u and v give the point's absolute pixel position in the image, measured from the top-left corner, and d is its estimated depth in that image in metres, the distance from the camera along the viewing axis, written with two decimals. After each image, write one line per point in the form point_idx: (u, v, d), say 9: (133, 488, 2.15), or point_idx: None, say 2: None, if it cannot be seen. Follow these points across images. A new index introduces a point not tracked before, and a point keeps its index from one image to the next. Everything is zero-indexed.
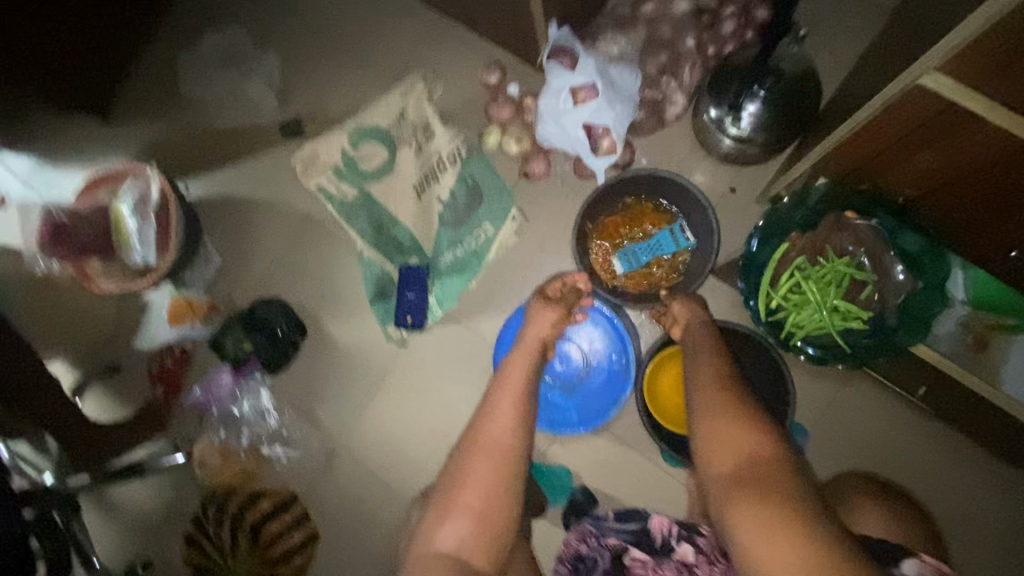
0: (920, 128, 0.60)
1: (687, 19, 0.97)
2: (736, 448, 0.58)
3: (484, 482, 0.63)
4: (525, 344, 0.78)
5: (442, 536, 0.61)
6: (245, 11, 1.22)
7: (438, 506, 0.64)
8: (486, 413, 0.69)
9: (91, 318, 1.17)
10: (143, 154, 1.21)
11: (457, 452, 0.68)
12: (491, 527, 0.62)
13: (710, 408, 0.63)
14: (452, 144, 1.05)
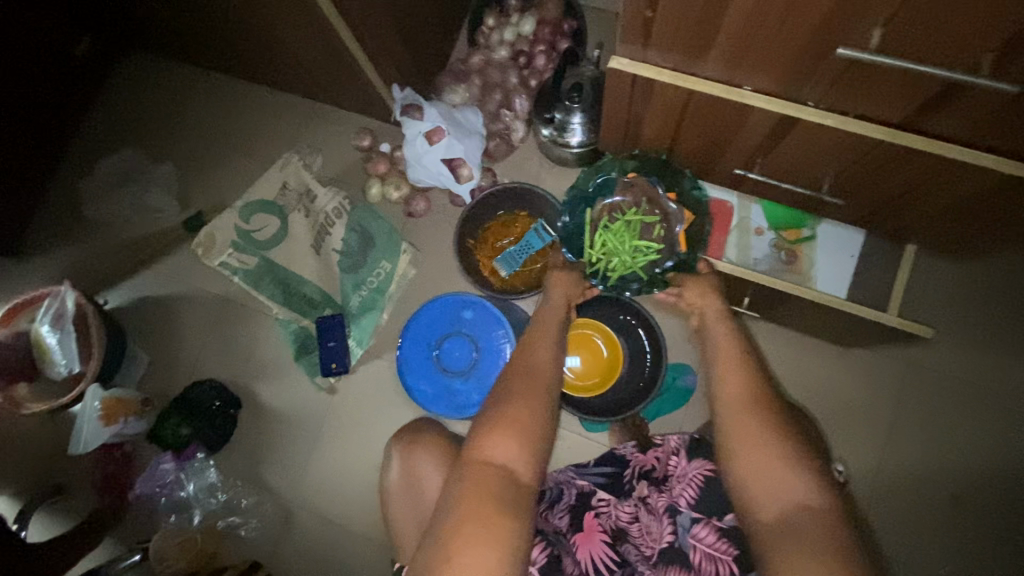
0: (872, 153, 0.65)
1: (508, 63, 1.17)
2: (781, 478, 0.64)
3: (527, 396, 0.71)
4: (555, 290, 0.88)
5: (492, 445, 0.66)
6: (138, 134, 1.36)
7: (488, 418, 0.69)
8: (525, 353, 0.78)
9: (32, 443, 1.21)
10: (59, 280, 1.29)
11: (508, 375, 0.75)
12: (530, 440, 0.68)
13: (743, 415, 0.69)
14: (335, 201, 1.19)
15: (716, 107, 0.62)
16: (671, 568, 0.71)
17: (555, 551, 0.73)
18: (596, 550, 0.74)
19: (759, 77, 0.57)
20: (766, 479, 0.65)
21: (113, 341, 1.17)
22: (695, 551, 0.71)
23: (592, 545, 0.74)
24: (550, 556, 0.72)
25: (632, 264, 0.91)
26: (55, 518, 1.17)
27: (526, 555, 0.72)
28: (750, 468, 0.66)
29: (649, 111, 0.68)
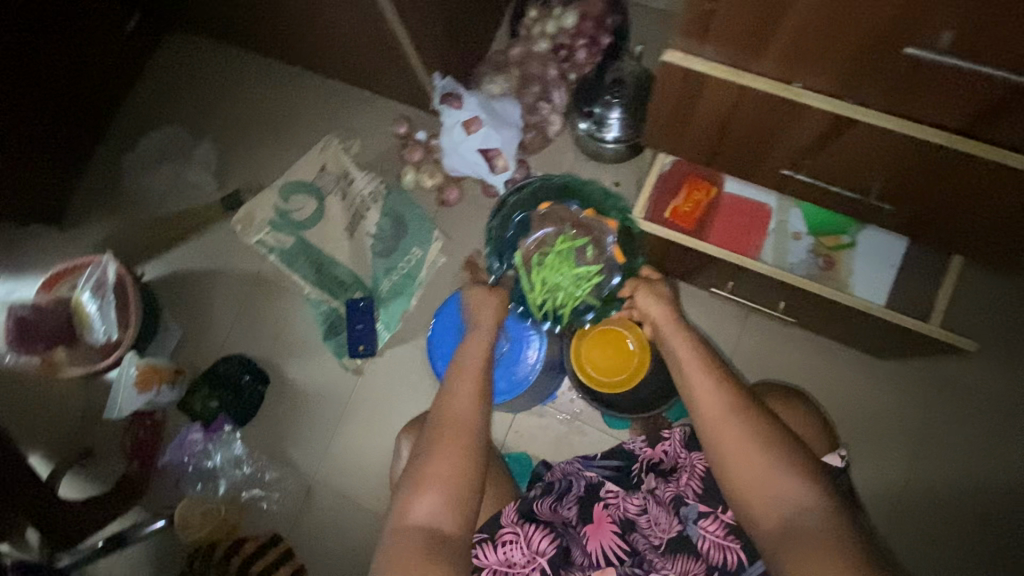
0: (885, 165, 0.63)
1: (548, 55, 1.17)
2: (775, 483, 0.65)
3: (450, 452, 0.71)
4: (478, 326, 0.86)
5: (415, 507, 0.69)
6: (181, 111, 1.39)
7: (411, 477, 0.71)
8: (449, 394, 0.77)
9: (66, 407, 1.25)
10: (100, 250, 1.32)
11: (430, 425, 0.75)
12: (455, 489, 0.69)
13: (729, 424, 0.69)
14: (372, 186, 1.22)
15: (768, 105, 0.62)
16: (679, 556, 0.72)
17: (565, 543, 0.74)
18: (606, 541, 0.74)
19: (816, 75, 0.56)
20: (762, 484, 0.66)
21: (149, 312, 1.21)
22: (704, 540, 0.72)
23: (602, 537, 0.74)
24: (559, 547, 0.73)
25: (579, 292, 0.93)
26: (88, 479, 1.21)
27: (536, 547, 0.73)
28: (742, 473, 0.67)
29: (696, 109, 0.67)
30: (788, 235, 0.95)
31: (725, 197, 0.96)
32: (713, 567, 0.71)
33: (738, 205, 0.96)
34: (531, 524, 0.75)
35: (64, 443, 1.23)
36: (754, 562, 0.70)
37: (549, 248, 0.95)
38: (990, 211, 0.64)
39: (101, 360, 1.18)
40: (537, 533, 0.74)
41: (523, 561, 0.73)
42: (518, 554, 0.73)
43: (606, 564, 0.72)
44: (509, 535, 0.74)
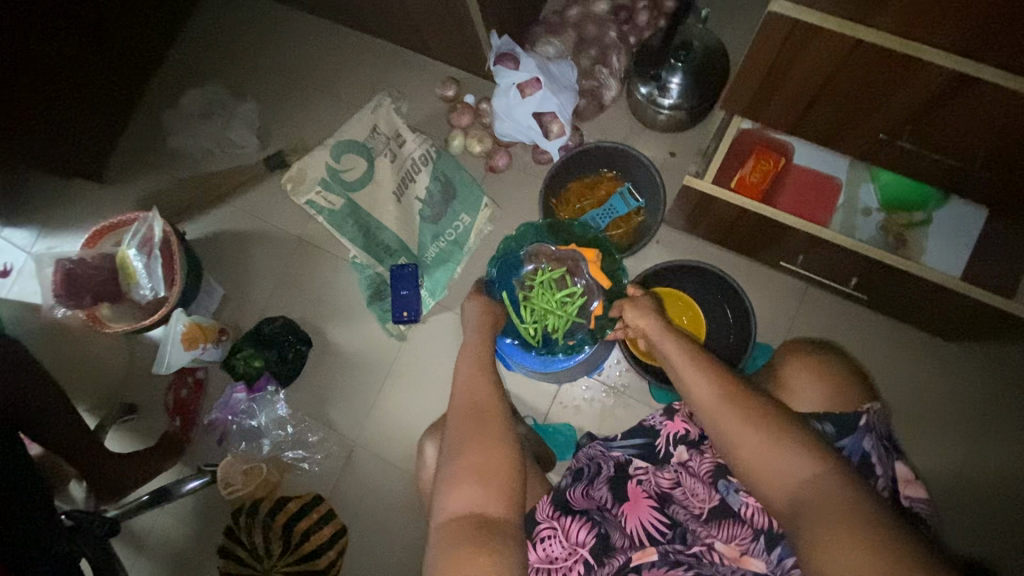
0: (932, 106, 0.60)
1: (607, 17, 1.12)
2: (785, 464, 0.59)
3: (481, 441, 0.69)
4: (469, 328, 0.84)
5: (456, 498, 0.66)
6: (224, 68, 1.36)
7: (448, 471, 0.68)
8: (459, 392, 0.75)
9: (110, 363, 1.25)
10: (142, 208, 1.31)
11: (450, 424, 0.72)
12: (495, 473, 0.67)
13: (723, 415, 0.62)
14: (422, 148, 1.17)
15: (877, 62, 0.58)
16: (724, 524, 0.70)
17: (602, 529, 0.72)
18: (644, 517, 0.73)
19: (939, 30, 0.53)
20: (769, 466, 0.59)
21: (193, 271, 1.20)
22: (746, 505, 0.69)
23: (640, 512, 0.73)
24: (597, 535, 0.72)
25: (568, 318, 0.90)
26: (132, 434, 1.22)
27: (575, 538, 0.72)
28: (748, 459, 0.60)
29: (795, 67, 0.64)
30: (858, 210, 0.92)
31: (792, 168, 0.94)
32: (759, 532, 0.67)
33: (807, 178, 0.94)
34: (566, 517, 0.74)
35: (108, 398, 1.24)
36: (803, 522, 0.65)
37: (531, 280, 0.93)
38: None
39: (145, 316, 1.18)
40: (573, 525, 0.73)
41: (565, 554, 0.72)
42: (559, 548, 0.73)
43: (648, 539, 0.71)
44: (547, 531, 0.74)
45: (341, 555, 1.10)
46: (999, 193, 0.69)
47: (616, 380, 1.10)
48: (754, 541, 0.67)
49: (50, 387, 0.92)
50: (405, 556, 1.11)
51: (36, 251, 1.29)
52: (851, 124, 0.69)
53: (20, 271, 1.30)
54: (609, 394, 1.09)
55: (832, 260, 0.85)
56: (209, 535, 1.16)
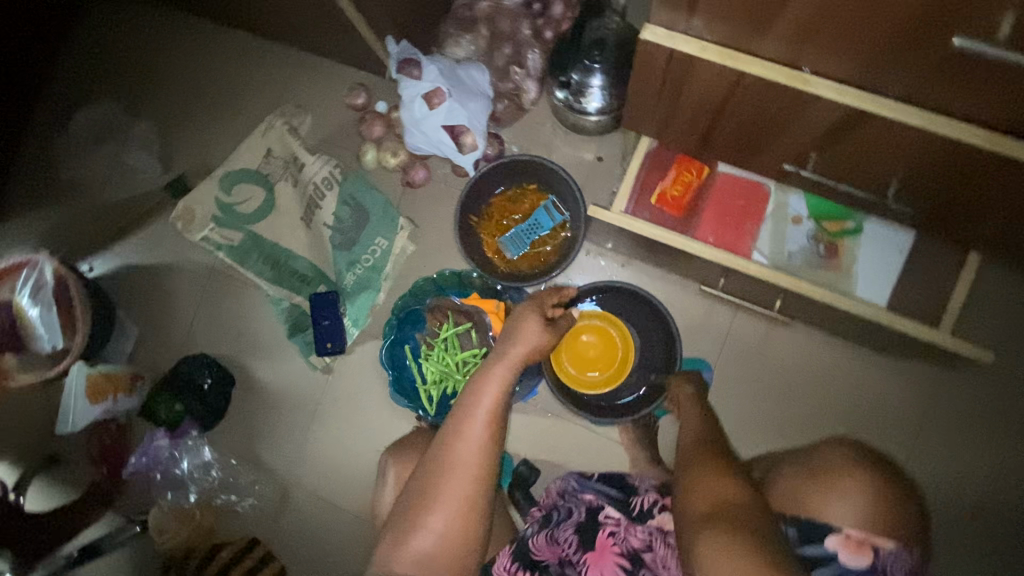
0: (860, 144, 0.53)
1: (520, 10, 1.02)
2: (715, 480, 0.65)
3: (455, 500, 0.66)
4: (499, 354, 0.73)
5: (406, 548, 0.66)
6: (115, 83, 1.24)
7: (410, 515, 0.66)
8: (457, 434, 0.68)
9: (28, 412, 1.19)
10: (40, 244, 1.21)
11: (431, 461, 0.68)
12: (449, 541, 0.66)
13: (695, 447, 0.72)
14: (325, 170, 1.08)
15: (769, 92, 0.50)
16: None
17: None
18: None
19: (829, 59, 0.45)
20: (705, 484, 0.65)
21: (98, 314, 1.11)
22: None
23: (603, 567, 0.68)
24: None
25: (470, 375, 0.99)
26: (58, 486, 1.17)
27: None
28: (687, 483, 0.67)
29: (686, 91, 0.56)
30: (789, 220, 0.85)
31: (717, 179, 0.87)
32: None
33: (733, 188, 0.86)
34: (527, 574, 0.70)
35: (26, 450, 1.18)
36: None
37: (435, 339, 1.00)
38: (997, 187, 0.51)
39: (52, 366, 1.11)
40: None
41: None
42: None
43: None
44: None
45: None
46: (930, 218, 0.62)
47: (552, 403, 1.05)
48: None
49: None
50: None
51: None
52: (781, 154, 0.60)
53: None
54: (545, 419, 1.05)
55: (757, 285, 0.79)
56: None
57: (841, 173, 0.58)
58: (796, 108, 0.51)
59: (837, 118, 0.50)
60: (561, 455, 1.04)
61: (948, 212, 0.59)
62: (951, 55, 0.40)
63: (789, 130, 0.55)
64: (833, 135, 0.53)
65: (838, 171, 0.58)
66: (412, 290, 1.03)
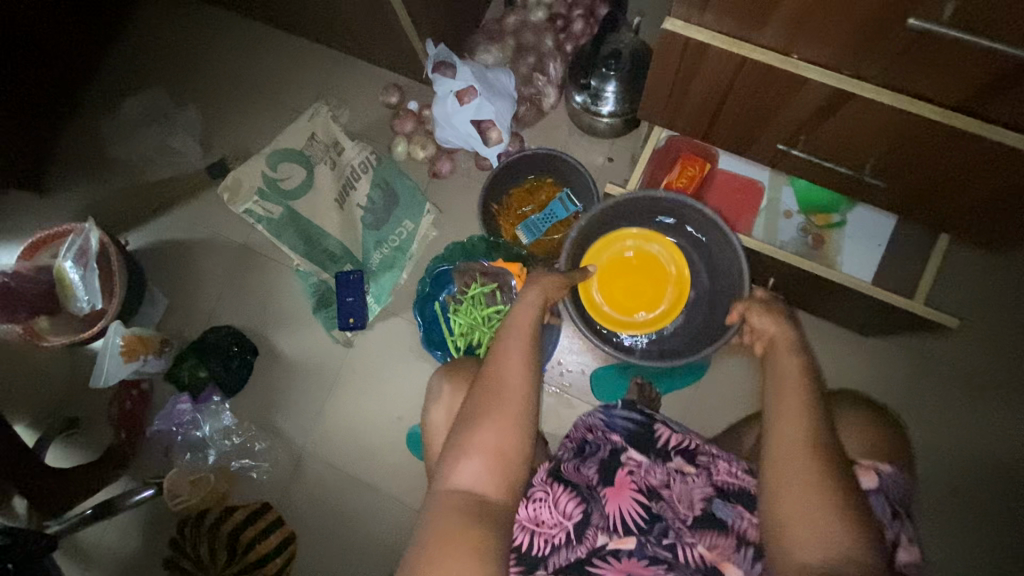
0: (842, 124, 0.63)
1: (544, 25, 1.14)
2: (826, 528, 0.54)
3: (496, 430, 0.65)
4: (530, 288, 0.76)
5: (458, 471, 0.63)
6: (164, 74, 1.34)
7: (458, 438, 0.65)
8: (499, 358, 0.69)
9: (52, 377, 1.24)
10: (81, 217, 1.29)
11: (478, 388, 0.68)
12: (500, 462, 0.64)
13: (796, 462, 0.57)
14: (362, 156, 1.17)
15: (766, 77, 0.61)
16: (706, 531, 0.67)
17: (588, 506, 0.69)
18: (627, 503, 0.69)
19: (815, 47, 0.56)
20: (796, 413, 0.59)
21: (133, 282, 1.18)
22: (738, 517, 0.68)
23: (623, 499, 0.69)
24: (584, 510, 0.69)
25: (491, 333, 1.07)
26: (76, 449, 1.21)
27: (561, 509, 0.69)
28: (780, 408, 0.60)
29: (695, 80, 0.67)
30: (781, 213, 0.95)
31: (718, 174, 0.98)
32: (742, 542, 0.66)
33: (732, 183, 0.97)
34: (560, 486, 0.72)
35: (48, 411, 1.22)
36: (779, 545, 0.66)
37: (462, 295, 1.09)
38: (959, 159, 0.61)
39: (85, 329, 1.17)
40: (565, 494, 0.70)
41: (550, 519, 0.69)
42: (546, 513, 0.70)
43: (626, 526, 0.67)
44: (539, 493, 0.72)
45: (289, 563, 1.10)
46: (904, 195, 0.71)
47: (560, 380, 1.13)
48: (732, 550, 0.66)
49: None
50: (356, 561, 1.12)
51: None
52: (775, 137, 0.70)
53: None
54: (553, 394, 1.12)
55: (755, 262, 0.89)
56: (159, 546, 1.16)
57: (828, 153, 0.69)
58: (788, 92, 0.62)
59: (823, 100, 0.60)
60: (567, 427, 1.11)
61: (920, 188, 0.69)
62: (911, 38, 0.50)
63: (782, 113, 0.66)
64: (820, 116, 0.63)
65: (825, 151, 0.68)
66: (443, 253, 1.13)
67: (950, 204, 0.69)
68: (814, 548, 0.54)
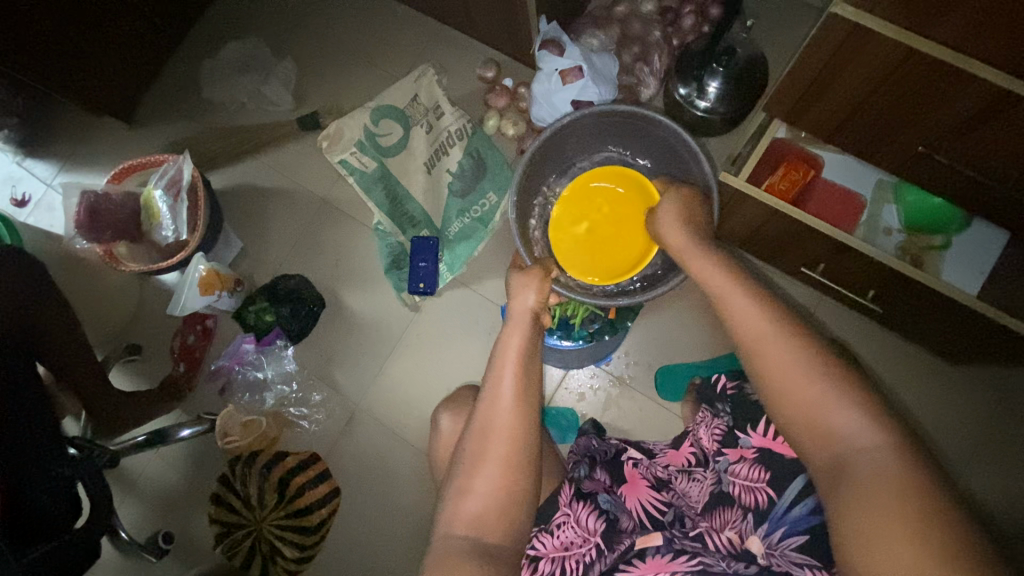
0: (998, 129, 0.62)
1: (654, 18, 1.14)
2: (827, 418, 0.54)
3: (493, 467, 0.62)
4: (514, 318, 0.73)
5: (460, 520, 0.61)
6: (265, 26, 1.36)
7: (456, 481, 0.63)
8: (487, 401, 0.66)
9: (120, 302, 1.25)
10: (166, 152, 1.32)
11: (468, 435, 0.65)
12: (500, 502, 0.61)
13: (771, 352, 0.58)
14: (459, 123, 1.18)
15: (928, 71, 0.60)
16: (717, 511, 0.67)
17: (611, 513, 0.70)
18: (642, 497, 0.72)
19: (995, 47, 0.55)
20: (745, 309, 0.62)
21: (214, 220, 1.19)
22: (734, 486, 0.66)
23: (639, 493, 0.72)
24: (607, 519, 0.70)
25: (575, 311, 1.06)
26: (138, 374, 1.22)
27: (585, 524, 0.70)
28: (728, 308, 0.64)
29: (847, 72, 0.66)
30: (880, 228, 0.91)
31: (820, 181, 0.94)
32: (747, 510, 0.64)
33: (831, 192, 0.93)
34: (579, 502, 0.72)
35: (112, 336, 1.24)
36: (784, 492, 0.62)
37: None
38: None
39: (162, 259, 1.17)
40: (585, 510, 0.71)
41: (578, 540, 0.69)
42: (572, 533, 0.70)
43: (647, 521, 0.69)
44: (561, 517, 0.72)
45: (332, 515, 1.11)
46: (974, 193, 0.73)
47: (621, 370, 1.11)
48: (744, 521, 0.63)
49: (62, 315, 0.93)
50: (399, 522, 1.11)
51: (54, 185, 1.30)
52: (913, 137, 0.70)
53: (35, 202, 1.31)
54: (613, 384, 1.10)
55: (857, 268, 0.88)
56: (203, 483, 1.15)
57: (964, 154, 0.68)
58: (948, 90, 0.61)
59: (981, 99, 0.60)
60: (626, 417, 1.09)
61: None
62: None
63: (926, 109, 0.65)
64: (975, 116, 0.62)
65: (966, 152, 0.67)
66: None
67: None
68: (832, 427, 0.54)
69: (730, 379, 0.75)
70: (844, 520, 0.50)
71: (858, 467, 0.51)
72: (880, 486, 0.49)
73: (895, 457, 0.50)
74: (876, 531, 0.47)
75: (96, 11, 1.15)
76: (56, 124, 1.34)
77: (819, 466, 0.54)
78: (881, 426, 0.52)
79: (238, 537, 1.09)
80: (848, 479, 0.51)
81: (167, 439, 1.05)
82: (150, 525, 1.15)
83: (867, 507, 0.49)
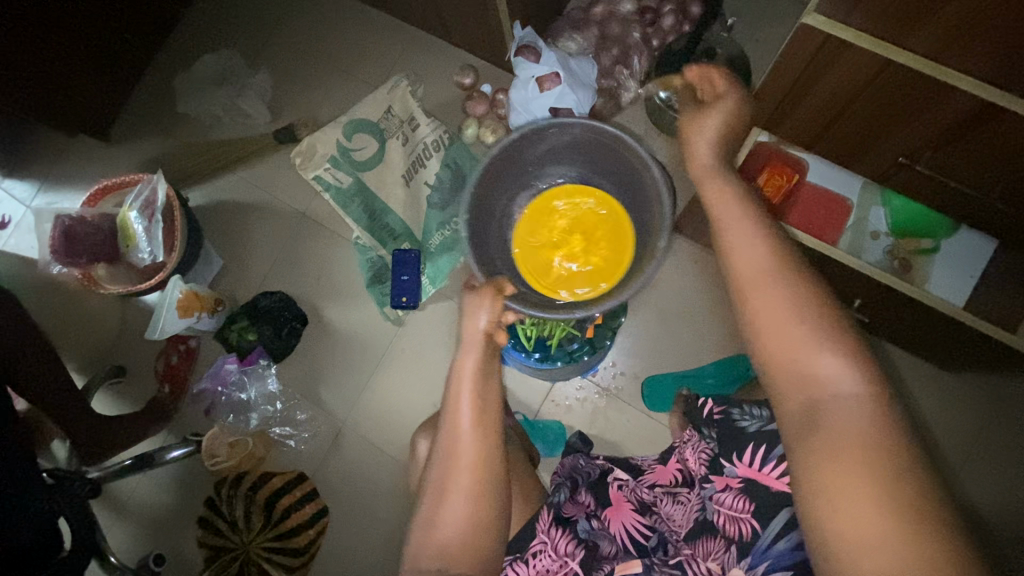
0: (982, 142, 0.59)
1: (633, 18, 1.10)
2: (809, 365, 0.49)
3: (462, 494, 0.61)
4: (464, 342, 0.65)
5: (432, 555, 0.59)
6: (239, 38, 1.33)
7: (424, 509, 0.61)
8: (446, 430, 0.63)
9: (103, 324, 1.24)
10: (144, 170, 1.30)
11: (434, 463, 0.63)
12: (468, 534, 0.60)
13: (768, 289, 0.51)
14: (436, 134, 1.17)
15: (907, 82, 0.58)
16: (700, 540, 0.64)
17: (591, 541, 0.69)
18: (626, 521, 0.70)
19: (974, 58, 0.52)
20: (744, 235, 0.54)
21: (193, 240, 1.16)
22: (719, 515, 0.64)
23: (623, 517, 0.71)
24: (587, 546, 0.69)
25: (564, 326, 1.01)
26: (123, 397, 1.21)
27: (563, 549, 0.68)
28: (726, 229, 0.55)
29: (823, 82, 0.64)
30: (867, 232, 0.88)
31: (805, 186, 0.90)
32: (730, 542, 0.61)
33: (817, 198, 0.89)
34: (558, 529, 0.70)
35: (96, 359, 1.23)
36: (768, 526, 0.59)
37: None
38: None
39: (141, 281, 1.15)
40: (563, 537, 0.69)
41: (554, 567, 0.68)
42: (549, 560, 0.68)
43: (630, 546, 0.68)
44: (538, 544, 0.69)
45: (320, 535, 1.11)
46: (955, 201, 0.71)
47: (610, 382, 1.09)
48: (726, 553, 0.61)
49: (37, 343, 0.91)
50: (387, 541, 1.10)
51: (34, 206, 1.28)
52: (894, 145, 0.67)
53: (15, 224, 1.29)
54: (599, 395, 1.09)
55: (844, 278, 0.86)
56: (191, 506, 1.15)
57: (944, 164, 0.66)
58: (929, 100, 0.58)
59: (964, 111, 0.57)
60: (614, 429, 1.07)
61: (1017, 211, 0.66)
62: None
63: (906, 116, 0.62)
64: (958, 129, 0.60)
65: (949, 163, 0.65)
66: None
67: (995, 183, 0.64)
68: (811, 368, 0.49)
69: (716, 404, 0.70)
70: (812, 472, 0.46)
71: (829, 412, 0.47)
72: (855, 438, 0.45)
73: (870, 404, 0.47)
74: (847, 488, 0.44)
75: (64, 31, 1.12)
76: (36, 143, 1.32)
77: (789, 410, 0.50)
78: (865, 370, 0.48)
79: (226, 560, 1.09)
80: (819, 427, 0.47)
81: (154, 463, 1.04)
82: (140, 549, 1.15)
83: (845, 460, 0.45)
